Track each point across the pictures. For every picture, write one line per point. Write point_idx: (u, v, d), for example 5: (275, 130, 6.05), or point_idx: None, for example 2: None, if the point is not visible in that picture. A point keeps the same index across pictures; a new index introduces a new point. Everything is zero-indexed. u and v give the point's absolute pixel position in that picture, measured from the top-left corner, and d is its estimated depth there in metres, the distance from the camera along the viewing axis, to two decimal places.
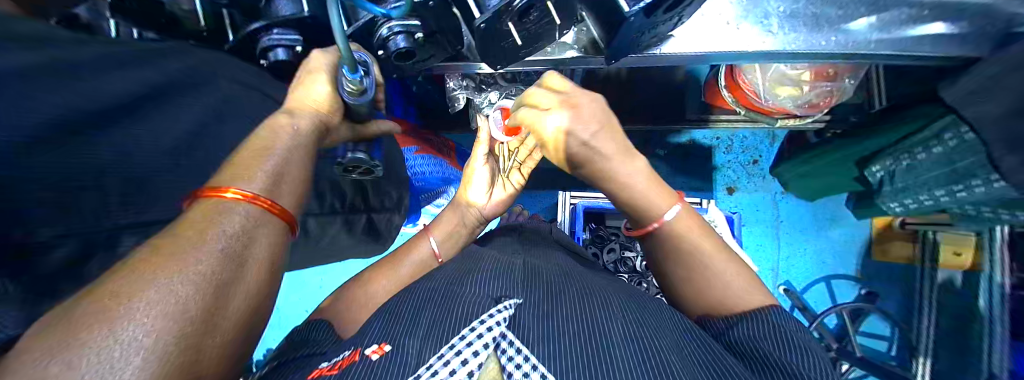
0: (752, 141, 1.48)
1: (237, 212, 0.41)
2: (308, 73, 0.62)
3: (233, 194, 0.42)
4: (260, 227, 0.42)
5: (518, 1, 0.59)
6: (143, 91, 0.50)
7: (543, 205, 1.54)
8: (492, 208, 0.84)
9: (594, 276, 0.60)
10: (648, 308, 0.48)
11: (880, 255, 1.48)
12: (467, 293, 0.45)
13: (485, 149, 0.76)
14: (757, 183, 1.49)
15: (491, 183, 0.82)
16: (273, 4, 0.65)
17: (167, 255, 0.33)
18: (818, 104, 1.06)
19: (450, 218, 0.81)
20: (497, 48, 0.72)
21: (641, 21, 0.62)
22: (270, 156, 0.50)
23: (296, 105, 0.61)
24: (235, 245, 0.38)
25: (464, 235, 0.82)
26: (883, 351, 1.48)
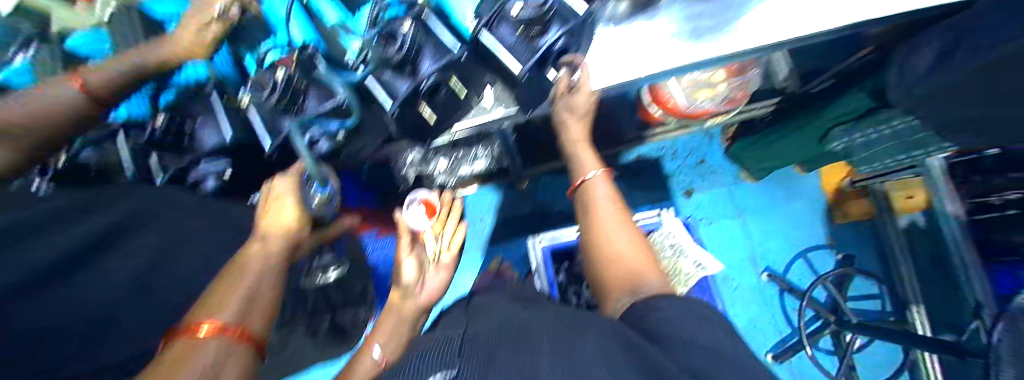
0: (695, 143, 1.53)
1: (207, 347, 0.39)
2: (273, 200, 0.65)
3: (204, 329, 0.41)
4: (228, 359, 0.40)
5: (423, 84, 0.64)
6: (92, 237, 0.51)
7: (518, 254, 1.52)
8: (426, 297, 0.84)
9: (556, 313, 0.58)
10: (583, 325, 0.47)
11: (842, 217, 1.42)
12: (414, 363, 0.41)
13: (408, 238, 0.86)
14: (710, 180, 1.51)
15: (420, 269, 0.85)
16: (197, 138, 0.72)
17: None
18: (735, 98, 1.21)
19: (390, 319, 0.81)
20: (418, 127, 0.76)
21: (536, 74, 0.70)
22: (239, 284, 0.49)
23: (267, 228, 0.62)
24: (208, 373, 0.37)
25: (406, 334, 0.81)
26: (877, 311, 1.36)
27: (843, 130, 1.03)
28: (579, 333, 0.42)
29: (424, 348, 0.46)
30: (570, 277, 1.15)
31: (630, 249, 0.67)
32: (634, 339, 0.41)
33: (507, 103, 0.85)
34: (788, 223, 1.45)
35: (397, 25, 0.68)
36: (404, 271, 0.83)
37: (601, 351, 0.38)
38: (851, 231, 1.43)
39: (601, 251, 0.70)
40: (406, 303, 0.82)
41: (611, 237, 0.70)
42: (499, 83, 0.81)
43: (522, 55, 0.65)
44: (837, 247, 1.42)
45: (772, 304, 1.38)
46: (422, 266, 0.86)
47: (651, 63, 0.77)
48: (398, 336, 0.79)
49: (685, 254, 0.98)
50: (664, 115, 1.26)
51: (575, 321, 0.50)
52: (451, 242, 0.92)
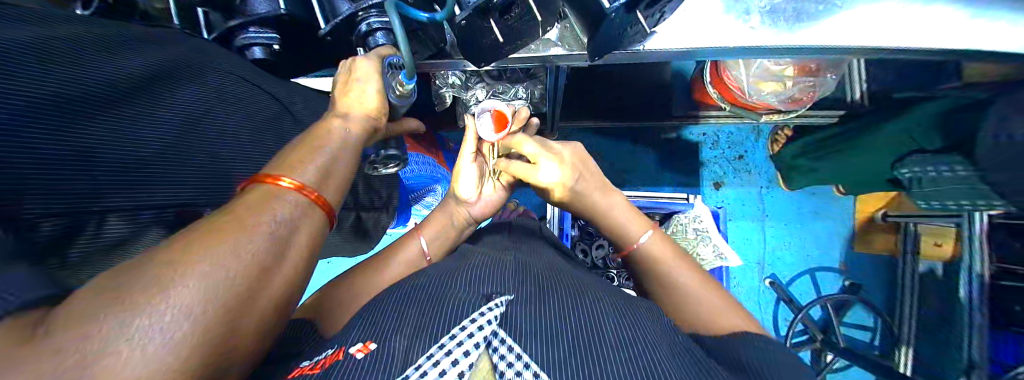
0: (740, 136, 1.46)
1: (288, 201, 0.35)
2: (351, 78, 0.56)
3: (286, 183, 0.36)
4: (306, 220, 0.36)
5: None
6: (142, 76, 0.49)
7: (535, 203, 1.54)
8: (480, 210, 0.84)
9: (580, 273, 0.58)
10: (637, 306, 0.46)
11: (863, 246, 1.40)
12: (453, 291, 0.41)
13: (473, 147, 0.79)
14: (744, 178, 1.46)
15: (480, 180, 0.83)
16: (248, 3, 0.66)
17: (233, 222, 0.31)
18: (801, 99, 1.13)
19: (440, 217, 0.82)
20: (477, 44, 0.70)
21: (622, 16, 0.60)
22: (321, 152, 0.43)
23: (345, 109, 0.53)
24: (283, 230, 0.33)
25: (453, 234, 0.82)
26: (866, 341, 1.38)
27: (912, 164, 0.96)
28: (637, 315, 0.42)
29: (471, 270, 0.47)
30: (581, 234, 1.23)
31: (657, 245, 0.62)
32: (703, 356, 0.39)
33: (574, 45, 0.77)
34: (806, 240, 1.43)
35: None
36: (461, 183, 0.80)
37: (665, 344, 0.37)
38: (868, 260, 1.41)
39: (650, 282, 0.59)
40: (459, 209, 0.82)
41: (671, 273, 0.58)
42: (573, 17, 0.73)
43: None
44: (848, 272, 1.41)
45: (765, 310, 1.42)
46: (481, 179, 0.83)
47: (744, 34, 0.69)
48: (446, 227, 0.81)
49: (708, 241, 0.98)
50: (720, 99, 1.19)
51: (629, 301, 0.48)
52: None
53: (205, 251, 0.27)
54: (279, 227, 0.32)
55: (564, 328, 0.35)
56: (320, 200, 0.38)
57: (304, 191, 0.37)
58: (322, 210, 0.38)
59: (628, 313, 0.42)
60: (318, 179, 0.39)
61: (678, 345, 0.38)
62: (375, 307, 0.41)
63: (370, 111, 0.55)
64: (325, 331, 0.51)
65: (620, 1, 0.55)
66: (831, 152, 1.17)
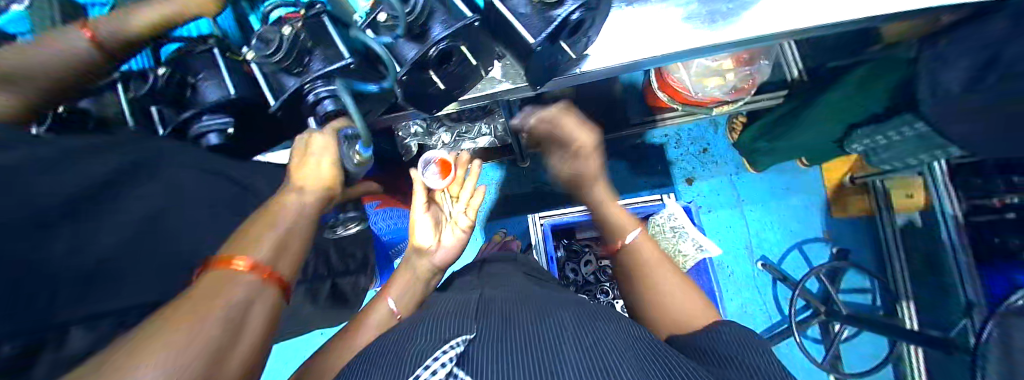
0: (698, 132, 1.53)
1: (241, 283, 0.40)
2: (301, 156, 0.65)
3: (240, 264, 0.42)
4: (255, 303, 0.40)
5: (434, 49, 0.62)
6: (102, 181, 0.49)
7: (517, 232, 1.55)
8: (443, 256, 0.88)
9: (557, 297, 0.58)
10: (598, 319, 0.46)
11: (841, 212, 1.45)
12: (426, 335, 0.40)
13: (423, 198, 0.85)
14: (712, 169, 1.51)
15: (437, 228, 0.89)
16: (199, 92, 0.69)
17: (188, 313, 0.34)
18: (744, 88, 1.20)
19: (405, 273, 0.85)
20: (425, 95, 0.74)
21: (548, 48, 0.64)
22: (275, 227, 0.50)
23: (297, 181, 0.63)
24: (235, 312, 0.37)
25: (420, 286, 0.85)
26: (868, 304, 1.40)
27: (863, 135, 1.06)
28: (592, 326, 0.44)
29: (439, 314, 0.48)
30: (567, 253, 1.23)
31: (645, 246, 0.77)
32: (663, 347, 0.42)
33: (516, 78, 0.82)
34: (785, 217, 1.46)
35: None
36: (418, 233, 0.87)
37: (621, 345, 0.39)
38: (848, 225, 1.44)
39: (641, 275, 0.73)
40: (421, 261, 0.87)
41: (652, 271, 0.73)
42: (510, 55, 0.78)
43: (535, 24, 0.61)
44: (833, 240, 1.44)
45: (763, 294, 1.41)
46: (439, 227, 0.89)
47: (668, 42, 0.75)
48: (412, 283, 0.84)
49: (686, 237, 1.00)
50: (671, 101, 1.25)
51: (590, 313, 0.49)
52: (469, 202, 0.88)
53: (162, 338, 0.30)
54: (231, 309, 0.37)
55: (526, 350, 0.36)
56: (273, 276, 0.43)
57: (259, 271, 0.42)
58: (271, 283, 0.43)
59: (588, 324, 0.43)
60: (269, 256, 0.45)
61: (637, 341, 0.42)
62: (345, 375, 0.39)
63: (326, 182, 0.65)
64: None
65: (544, 35, 0.59)
66: (777, 132, 1.23)
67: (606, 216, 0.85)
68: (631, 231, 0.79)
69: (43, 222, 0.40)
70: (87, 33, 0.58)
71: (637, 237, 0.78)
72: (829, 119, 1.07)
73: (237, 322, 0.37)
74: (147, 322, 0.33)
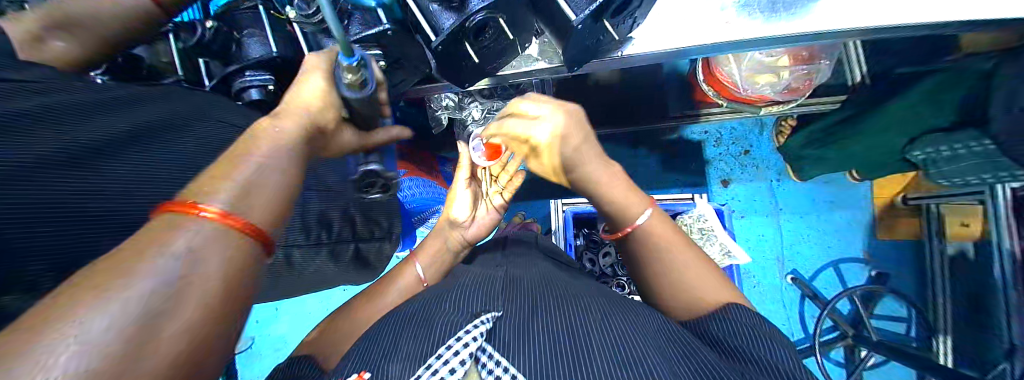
0: (741, 132, 1.44)
1: (195, 229, 0.28)
2: (299, 74, 0.50)
3: (203, 209, 0.28)
4: (220, 251, 0.28)
5: (471, 20, 0.60)
6: (152, 127, 0.52)
7: (539, 216, 1.54)
8: (474, 232, 0.88)
9: (577, 283, 0.57)
10: (627, 308, 0.45)
11: (887, 233, 1.34)
12: (444, 309, 0.40)
13: (466, 173, 0.84)
14: (752, 173, 1.42)
15: (474, 204, 0.88)
16: (243, 47, 0.71)
17: (110, 269, 0.23)
18: (797, 88, 1.11)
19: (435, 242, 0.85)
20: (459, 68, 0.72)
21: (590, 27, 0.61)
22: (249, 161, 0.35)
23: (286, 106, 0.47)
24: (185, 266, 0.26)
25: (449, 257, 0.85)
26: (902, 333, 1.31)
27: (924, 144, 0.94)
28: (620, 316, 0.41)
29: (456, 287, 0.49)
30: (587, 242, 1.21)
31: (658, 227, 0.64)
32: (695, 343, 0.40)
33: (552, 57, 0.79)
34: (824, 232, 1.37)
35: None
36: (455, 205, 0.86)
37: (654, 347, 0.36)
38: (894, 247, 1.34)
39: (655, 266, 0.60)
40: (453, 233, 0.86)
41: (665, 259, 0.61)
42: (548, 33, 0.75)
43: (579, 0, 0.58)
44: (874, 262, 1.34)
45: (788, 308, 1.35)
46: (476, 202, 0.89)
47: (721, 29, 0.69)
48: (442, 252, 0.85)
49: (714, 240, 0.96)
50: (717, 96, 1.19)
51: (622, 304, 0.46)
52: (508, 185, 0.90)
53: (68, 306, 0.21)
54: (176, 262, 0.25)
55: (544, 344, 0.33)
56: (248, 226, 0.30)
57: (228, 218, 0.29)
58: (252, 236, 0.31)
59: (616, 321, 0.39)
60: (240, 198, 0.32)
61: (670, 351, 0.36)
62: (366, 336, 0.40)
63: (314, 106, 0.49)
64: (323, 363, 0.51)
65: (586, 12, 0.57)
66: (830, 139, 1.14)
67: (612, 198, 0.66)
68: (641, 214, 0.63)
69: (101, 154, 0.43)
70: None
71: (649, 218, 0.63)
72: (894, 133, 0.97)
73: (213, 277, 0.27)
74: (90, 269, 0.24)
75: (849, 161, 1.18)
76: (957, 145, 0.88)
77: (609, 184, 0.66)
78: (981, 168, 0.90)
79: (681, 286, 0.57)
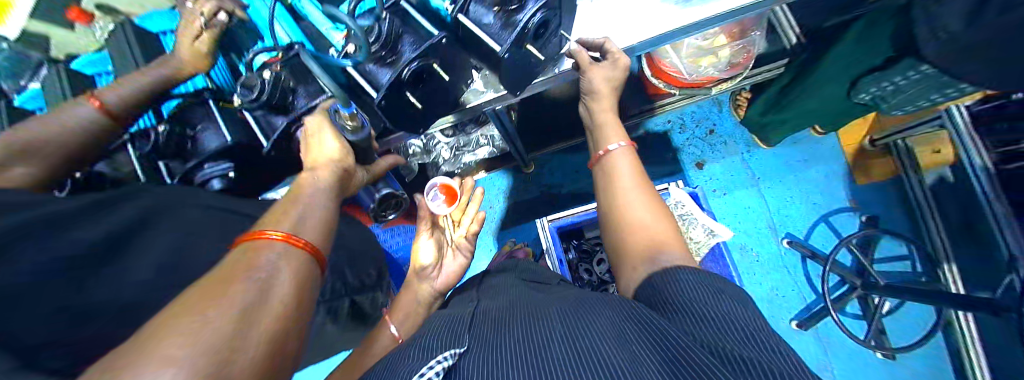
0: (703, 113, 1.49)
1: (269, 253, 0.37)
2: (311, 135, 0.61)
3: (273, 234, 0.39)
4: (290, 269, 0.38)
5: (405, 71, 0.63)
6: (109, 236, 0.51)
7: (529, 239, 1.54)
8: (443, 281, 0.92)
9: (558, 299, 0.56)
10: (586, 311, 0.45)
11: (864, 177, 1.36)
12: (413, 352, 0.39)
13: (427, 225, 0.94)
14: (722, 150, 1.46)
15: (440, 252, 0.94)
16: (199, 141, 0.74)
17: (212, 290, 0.31)
18: (738, 63, 1.16)
19: (408, 297, 0.90)
20: (407, 117, 0.75)
21: (517, 53, 0.65)
22: (297, 202, 0.48)
23: (310, 164, 0.58)
24: (261, 283, 0.34)
25: (423, 311, 0.88)
26: (908, 272, 1.29)
27: (867, 83, 0.98)
28: (577, 318, 0.43)
29: (432, 329, 0.48)
30: (578, 254, 1.20)
31: (633, 173, 0.66)
32: (650, 314, 0.40)
33: (495, 86, 0.83)
34: (806, 190, 1.39)
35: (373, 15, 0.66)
36: (421, 256, 0.92)
37: (612, 333, 0.38)
38: (877, 190, 1.35)
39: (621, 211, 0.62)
40: (423, 286, 0.91)
41: (630, 206, 0.62)
42: (485, 66, 0.79)
43: (500, 33, 0.63)
44: (861, 208, 1.35)
45: (793, 273, 1.34)
46: (441, 250, 0.95)
47: None
48: (415, 304, 0.89)
49: (697, 223, 0.96)
50: (667, 87, 1.23)
51: (585, 303, 0.49)
52: (468, 226, 0.98)
53: (179, 321, 0.27)
54: (257, 279, 0.34)
55: (510, 358, 0.35)
56: (306, 246, 0.41)
57: (290, 240, 0.40)
58: (306, 252, 0.41)
59: (574, 321, 0.42)
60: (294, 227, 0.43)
61: (621, 314, 0.42)
62: None
63: (335, 157, 0.60)
64: None
65: (508, 43, 0.61)
66: (783, 103, 1.19)
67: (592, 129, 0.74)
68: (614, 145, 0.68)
69: None
70: (96, 103, 0.66)
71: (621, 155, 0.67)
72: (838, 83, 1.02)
73: (278, 304, 0.34)
74: (179, 299, 0.30)
75: (803, 120, 1.22)
76: (898, 78, 0.91)
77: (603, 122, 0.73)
78: (925, 93, 0.93)
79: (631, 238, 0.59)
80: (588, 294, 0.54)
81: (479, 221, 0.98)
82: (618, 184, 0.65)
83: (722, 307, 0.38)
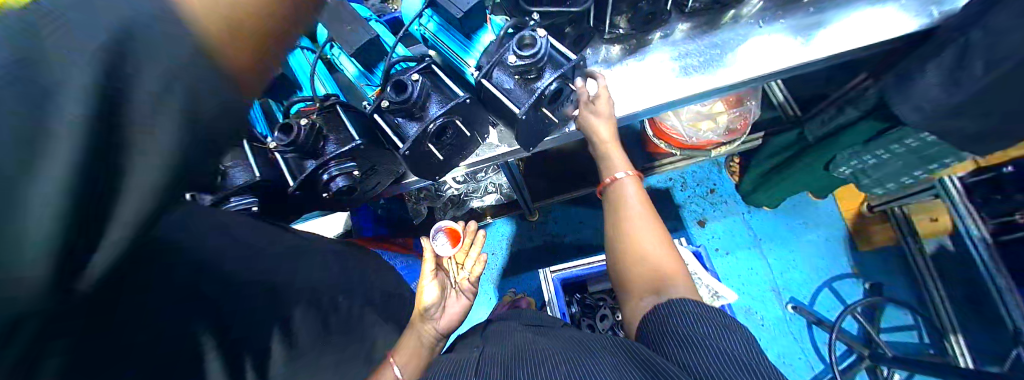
0: (703, 173, 1.55)
1: None
2: None
3: None
4: None
5: (431, 125, 0.70)
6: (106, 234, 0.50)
7: (531, 288, 1.53)
8: (447, 322, 0.94)
9: (558, 342, 0.57)
10: (590, 354, 0.48)
11: (866, 244, 1.38)
12: None
13: (432, 265, 0.94)
14: (723, 210, 1.50)
15: (444, 294, 0.97)
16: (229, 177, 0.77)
17: None
18: (736, 128, 1.25)
19: (410, 340, 0.84)
20: (429, 165, 0.80)
21: (533, 115, 0.72)
22: None
23: None
24: None
25: (425, 353, 0.85)
26: (915, 343, 1.27)
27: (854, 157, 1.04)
28: (580, 360, 0.46)
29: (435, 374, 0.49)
30: (581, 308, 1.19)
31: (640, 199, 0.67)
32: (650, 354, 0.43)
33: (510, 141, 0.89)
34: (808, 252, 1.41)
35: (406, 74, 0.73)
36: (426, 296, 0.92)
37: (612, 374, 0.41)
38: (878, 257, 1.37)
39: (628, 246, 0.64)
40: (426, 326, 0.90)
41: (641, 237, 0.63)
42: (502, 124, 0.86)
43: (519, 97, 0.71)
44: (864, 276, 1.36)
45: (800, 339, 1.31)
46: (445, 292, 0.97)
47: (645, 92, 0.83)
48: (416, 341, 0.84)
49: (701, 282, 0.96)
50: (668, 146, 1.31)
51: (587, 345, 0.52)
52: (472, 271, 1.03)
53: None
54: None
55: None
56: None
57: None
58: None
59: (577, 364, 0.45)
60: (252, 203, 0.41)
61: (632, 352, 0.46)
62: None
63: None
64: None
65: (527, 105, 0.68)
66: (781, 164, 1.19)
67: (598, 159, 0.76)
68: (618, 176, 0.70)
69: None
70: None
71: (624, 185, 0.69)
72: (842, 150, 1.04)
73: None
74: None
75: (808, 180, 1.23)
76: (882, 153, 0.98)
77: (608, 151, 0.75)
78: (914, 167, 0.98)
79: (641, 273, 0.61)
80: (589, 338, 0.56)
81: (481, 266, 1.03)
82: (626, 213, 0.66)
83: (721, 347, 0.41)
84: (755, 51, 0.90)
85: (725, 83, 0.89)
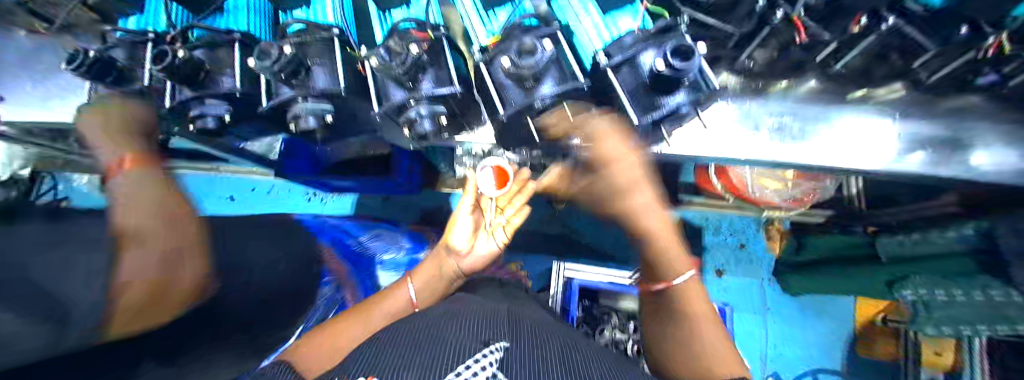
0: (741, 225, 1.52)
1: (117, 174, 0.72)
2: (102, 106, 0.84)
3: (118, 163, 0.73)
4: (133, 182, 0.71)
5: (543, 102, 0.65)
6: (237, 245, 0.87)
7: (534, 271, 1.53)
8: (469, 263, 0.92)
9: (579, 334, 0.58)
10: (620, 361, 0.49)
11: (865, 350, 1.39)
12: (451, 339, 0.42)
13: (469, 201, 0.87)
14: (744, 268, 1.49)
15: (475, 233, 0.90)
16: (311, 77, 0.75)
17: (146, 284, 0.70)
18: (801, 199, 1.22)
19: (430, 266, 0.91)
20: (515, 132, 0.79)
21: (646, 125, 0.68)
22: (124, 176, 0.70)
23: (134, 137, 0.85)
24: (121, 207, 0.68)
25: (442, 283, 0.90)
26: None
27: (921, 282, 1.02)
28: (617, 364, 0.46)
29: (464, 320, 0.50)
30: (586, 315, 1.20)
31: (666, 233, 0.66)
32: None
33: None
34: (809, 339, 1.42)
35: (539, 34, 0.64)
36: (455, 233, 0.88)
37: None
38: (873, 366, 1.39)
39: (686, 322, 0.66)
40: (449, 260, 0.90)
41: (698, 315, 0.66)
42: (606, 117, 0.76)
43: (645, 103, 0.67)
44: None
45: None
46: (476, 231, 0.91)
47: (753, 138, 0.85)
48: (435, 280, 0.89)
49: None
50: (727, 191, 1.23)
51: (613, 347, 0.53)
52: (510, 222, 0.93)
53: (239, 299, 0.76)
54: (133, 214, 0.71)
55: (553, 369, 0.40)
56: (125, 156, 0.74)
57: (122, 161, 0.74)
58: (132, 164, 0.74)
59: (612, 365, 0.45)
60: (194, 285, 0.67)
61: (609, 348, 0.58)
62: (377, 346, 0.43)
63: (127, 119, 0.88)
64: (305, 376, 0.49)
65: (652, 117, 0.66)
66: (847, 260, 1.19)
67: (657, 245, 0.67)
68: (681, 272, 0.66)
69: None
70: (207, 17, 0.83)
71: (685, 279, 0.66)
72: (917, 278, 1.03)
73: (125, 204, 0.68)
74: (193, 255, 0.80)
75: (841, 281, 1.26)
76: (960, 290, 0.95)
77: (659, 233, 0.67)
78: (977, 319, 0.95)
79: (684, 348, 0.66)
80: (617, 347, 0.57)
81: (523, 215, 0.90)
82: (675, 255, 0.66)
83: None
84: (849, 136, 0.87)
85: (818, 163, 0.86)
